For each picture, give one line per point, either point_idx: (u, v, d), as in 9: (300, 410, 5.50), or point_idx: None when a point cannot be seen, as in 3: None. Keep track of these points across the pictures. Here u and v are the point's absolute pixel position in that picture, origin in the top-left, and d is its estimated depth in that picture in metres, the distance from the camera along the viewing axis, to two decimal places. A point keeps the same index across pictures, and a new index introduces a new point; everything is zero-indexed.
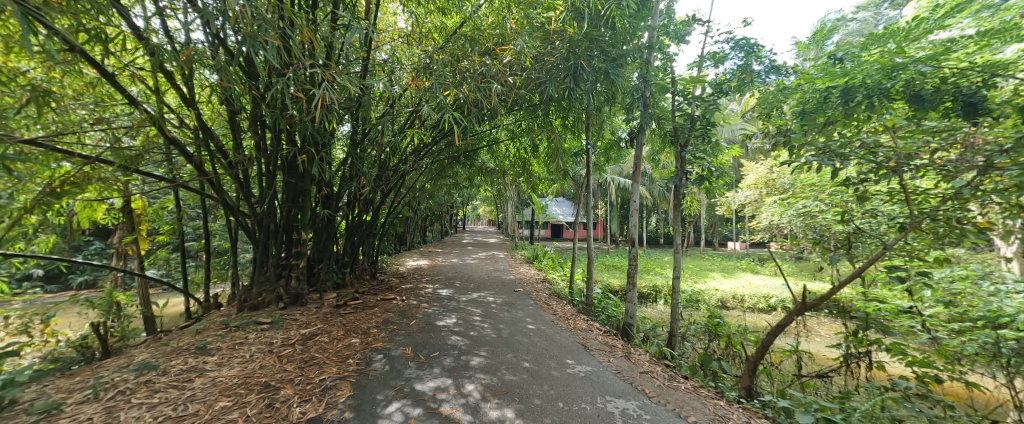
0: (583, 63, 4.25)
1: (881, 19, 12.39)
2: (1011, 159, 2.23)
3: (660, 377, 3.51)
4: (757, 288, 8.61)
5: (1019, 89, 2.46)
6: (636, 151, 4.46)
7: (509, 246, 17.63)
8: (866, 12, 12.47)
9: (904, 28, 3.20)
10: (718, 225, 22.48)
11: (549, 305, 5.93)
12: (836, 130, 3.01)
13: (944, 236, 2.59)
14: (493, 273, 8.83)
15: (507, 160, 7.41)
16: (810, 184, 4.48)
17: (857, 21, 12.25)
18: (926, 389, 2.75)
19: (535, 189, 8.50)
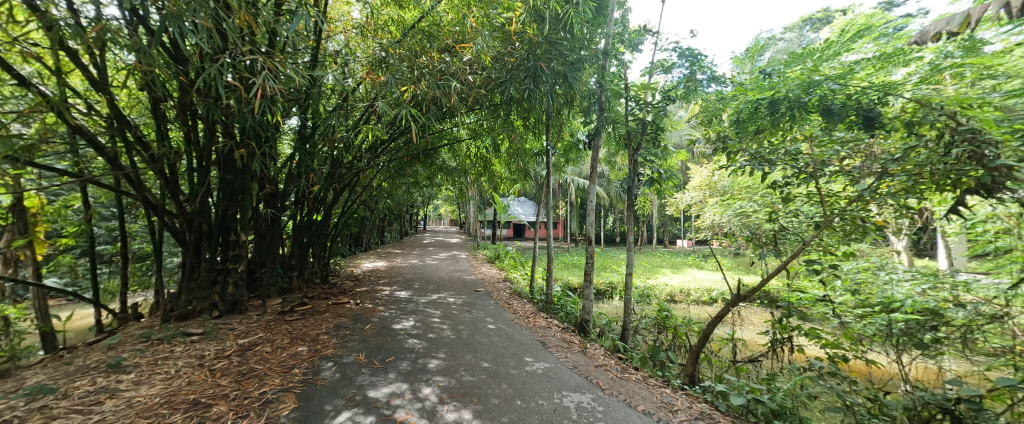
0: (542, 66, 4.33)
1: (804, 39, 13.94)
2: (900, 167, 2.62)
3: (613, 370, 3.67)
4: (702, 283, 9.32)
5: (905, 107, 2.89)
6: (593, 153, 4.64)
7: (472, 246, 17.55)
8: (791, 33, 14.00)
9: (820, 48, 3.60)
10: (666, 224, 23.96)
11: (510, 304, 5.98)
12: (766, 138, 3.37)
13: (850, 233, 2.98)
14: (453, 274, 8.71)
15: (467, 159, 7.33)
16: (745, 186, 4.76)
17: (784, 40, 13.72)
18: (836, 368, 3.13)
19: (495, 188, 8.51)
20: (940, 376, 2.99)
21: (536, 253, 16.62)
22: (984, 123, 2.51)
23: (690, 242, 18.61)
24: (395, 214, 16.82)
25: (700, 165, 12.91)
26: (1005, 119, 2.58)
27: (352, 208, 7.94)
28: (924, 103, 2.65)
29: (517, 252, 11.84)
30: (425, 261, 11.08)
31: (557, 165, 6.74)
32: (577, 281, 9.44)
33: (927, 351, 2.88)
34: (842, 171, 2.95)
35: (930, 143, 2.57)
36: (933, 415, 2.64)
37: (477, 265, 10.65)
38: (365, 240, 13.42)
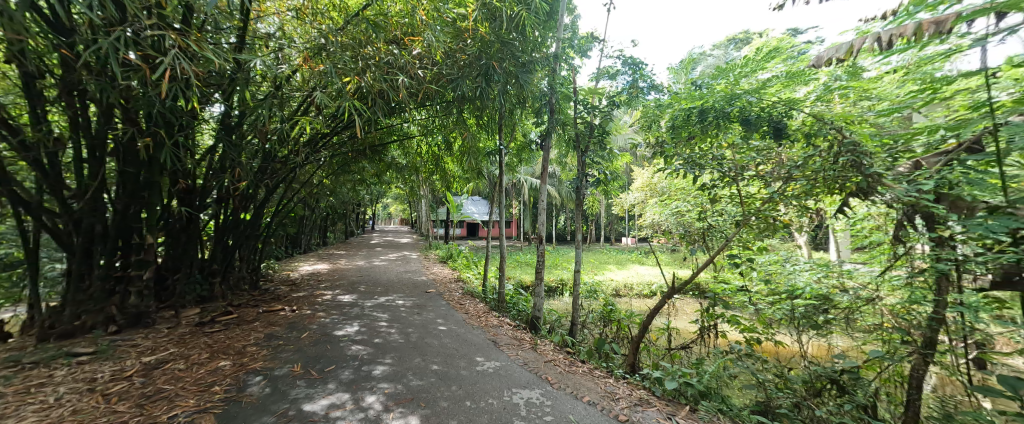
0: (494, 65, 4.32)
1: (729, 57, 15.55)
2: (802, 172, 3.08)
3: (561, 364, 3.79)
4: (643, 277, 10.01)
5: (806, 120, 3.34)
6: (544, 154, 4.75)
7: (422, 246, 17.10)
8: (718, 51, 15.59)
9: (740, 65, 3.95)
10: (611, 223, 25.30)
11: (461, 304, 5.91)
12: (697, 144, 3.72)
13: (764, 229, 3.41)
14: (402, 275, 8.39)
15: (418, 157, 7.11)
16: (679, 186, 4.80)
17: (713, 56, 15.21)
18: (752, 350, 3.55)
19: (448, 187, 8.36)
20: (829, 351, 3.52)
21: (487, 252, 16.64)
22: (861, 137, 3.02)
23: (632, 239, 19.85)
24: (339, 214, 15.84)
25: (642, 168, 13.80)
26: (877, 134, 3.20)
27: (288, 207, 7.31)
28: (819, 119, 3.10)
29: (469, 252, 11.74)
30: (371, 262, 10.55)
31: (510, 164, 6.80)
32: (529, 279, 9.61)
33: (820, 330, 3.38)
34: (758, 176, 3.35)
35: (824, 153, 3.01)
36: (824, 385, 3.10)
37: (428, 265, 10.37)
38: (305, 241, 12.47)
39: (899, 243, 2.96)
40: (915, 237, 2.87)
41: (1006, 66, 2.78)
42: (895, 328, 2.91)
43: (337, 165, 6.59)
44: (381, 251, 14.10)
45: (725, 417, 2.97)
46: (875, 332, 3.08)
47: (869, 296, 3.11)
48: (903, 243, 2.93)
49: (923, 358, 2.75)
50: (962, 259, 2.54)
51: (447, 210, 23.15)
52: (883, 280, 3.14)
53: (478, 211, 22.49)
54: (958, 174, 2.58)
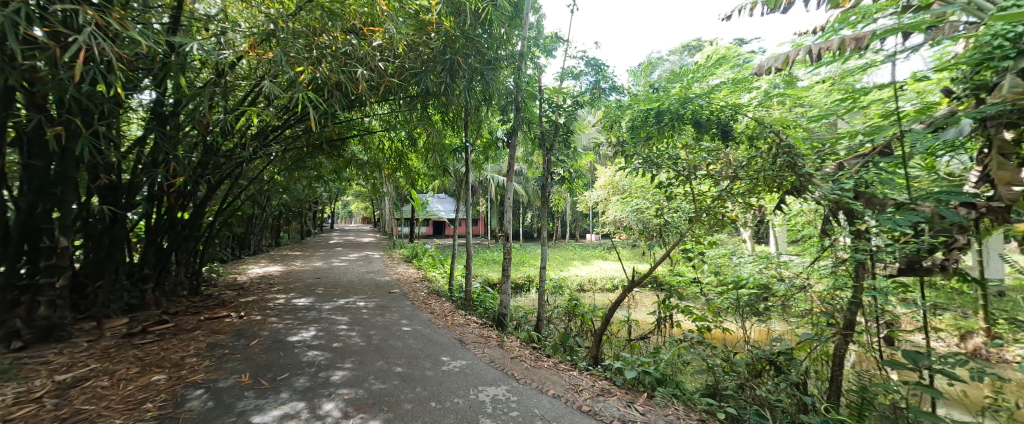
0: (459, 60, 4.29)
1: (683, 63, 16.50)
2: (746, 172, 3.32)
3: (527, 360, 3.84)
4: (606, 272, 10.39)
5: (749, 123, 3.60)
6: (510, 152, 4.76)
7: (385, 245, 16.59)
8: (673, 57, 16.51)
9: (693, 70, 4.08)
10: (575, 220, 25.94)
11: (426, 304, 5.80)
12: (655, 144, 3.91)
13: (714, 224, 3.67)
14: (363, 276, 8.06)
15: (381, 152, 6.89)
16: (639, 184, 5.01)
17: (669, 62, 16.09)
18: (703, 337, 3.81)
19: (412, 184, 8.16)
20: (768, 336, 3.86)
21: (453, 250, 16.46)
22: (795, 140, 3.33)
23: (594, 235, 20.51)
24: (293, 212, 14.94)
25: (605, 166, 14.27)
26: (808, 138, 3.54)
27: (236, 205, 6.80)
28: (760, 122, 3.36)
29: (434, 250, 11.54)
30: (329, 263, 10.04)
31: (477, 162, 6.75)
32: (496, 276, 9.63)
33: (761, 317, 3.70)
34: (709, 175, 3.59)
35: (764, 154, 3.28)
36: (764, 367, 3.39)
37: (391, 265, 10.05)
38: (255, 241, 11.63)
39: (826, 236, 3.27)
40: (839, 230, 3.22)
41: (910, 81, 3.21)
42: (821, 312, 3.24)
43: (290, 159, 6.21)
44: (340, 251, 13.49)
45: (679, 401, 3.16)
46: (806, 316, 3.41)
47: (803, 285, 3.41)
48: (829, 236, 3.27)
49: (845, 338, 3.10)
50: (875, 250, 2.89)
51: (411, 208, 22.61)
52: (815, 271, 3.37)
53: (444, 208, 22.21)
54: (873, 175, 2.93)
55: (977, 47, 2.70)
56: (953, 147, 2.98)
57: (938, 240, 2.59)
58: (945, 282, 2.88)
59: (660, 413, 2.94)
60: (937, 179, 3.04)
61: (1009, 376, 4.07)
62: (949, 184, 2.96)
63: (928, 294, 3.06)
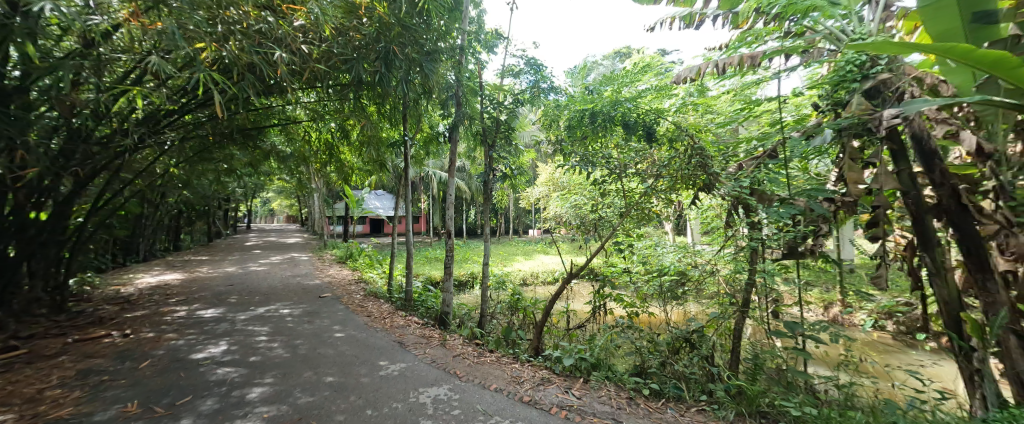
0: (395, 49, 4.05)
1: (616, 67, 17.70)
2: (667, 170, 3.71)
3: (470, 357, 3.83)
4: (547, 266, 10.86)
5: (669, 126, 3.98)
6: (452, 147, 4.68)
7: (314, 246, 15.26)
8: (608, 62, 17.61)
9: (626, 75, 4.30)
10: (515, 217, 26.37)
11: (362, 307, 5.46)
12: (590, 144, 4.15)
13: (642, 218, 4.03)
14: (287, 280, 7.30)
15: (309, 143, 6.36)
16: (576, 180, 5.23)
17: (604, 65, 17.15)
18: (631, 322, 4.14)
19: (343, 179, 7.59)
20: (685, 316, 4.31)
21: (391, 249, 15.73)
22: (706, 143, 3.78)
23: (534, 230, 21.05)
24: (197, 210, 13.00)
25: (544, 164, 14.71)
26: (716, 141, 4.03)
27: (120, 202, 5.72)
28: (678, 126, 3.74)
29: (370, 249, 10.89)
30: (244, 267, 8.92)
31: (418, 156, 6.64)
32: (438, 275, 9.41)
33: (680, 300, 4.14)
34: (637, 173, 3.91)
35: (682, 155, 3.67)
36: (681, 345, 3.80)
37: (320, 267, 9.26)
38: (147, 245, 9.91)
39: (729, 228, 3.73)
40: (738, 222, 3.67)
41: (790, 96, 3.83)
42: (726, 293, 3.73)
43: (195, 149, 5.41)
44: (259, 254, 12.08)
45: (612, 382, 3.42)
46: (715, 297, 3.90)
47: (712, 270, 3.89)
48: (731, 227, 3.71)
49: (743, 315, 3.61)
50: (765, 238, 3.40)
51: (344, 205, 21.16)
52: (721, 257, 3.85)
53: (380, 204, 21.11)
54: (764, 174, 3.46)
55: (837, 69, 3.27)
56: (820, 152, 3.64)
57: (809, 228, 3.15)
58: (814, 263, 3.51)
59: (595, 395, 3.15)
60: (809, 179, 3.68)
61: (857, 336, 5.09)
62: (817, 183, 3.61)
63: (803, 273, 3.70)
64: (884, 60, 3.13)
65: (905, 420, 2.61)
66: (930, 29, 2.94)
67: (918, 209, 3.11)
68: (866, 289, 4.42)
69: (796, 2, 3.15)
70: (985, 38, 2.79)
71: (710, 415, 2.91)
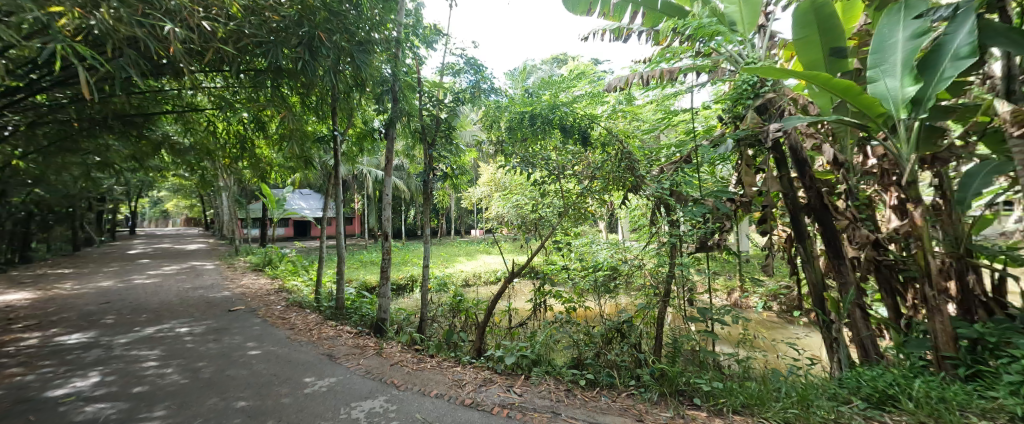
0: (321, 36, 3.69)
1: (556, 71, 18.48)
2: (600, 172, 3.97)
3: (409, 364, 3.67)
4: (489, 266, 10.89)
5: (602, 131, 4.22)
6: (388, 145, 4.46)
7: (223, 252, 13.38)
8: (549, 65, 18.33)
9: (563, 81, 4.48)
10: (456, 217, 25.96)
11: (283, 319, 4.91)
12: (530, 145, 4.25)
13: (579, 217, 4.23)
14: (184, 293, 6.27)
15: (215, 134, 5.57)
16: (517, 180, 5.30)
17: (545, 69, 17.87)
18: (569, 317, 4.32)
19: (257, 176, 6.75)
20: (616, 308, 4.55)
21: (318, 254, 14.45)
22: (633, 148, 4.11)
23: (476, 231, 20.82)
24: (59, 212, 10.58)
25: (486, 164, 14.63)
26: (642, 147, 4.41)
27: None
28: (609, 132, 4.01)
29: (294, 254, 9.87)
30: (127, 280, 7.47)
31: (349, 154, 6.21)
32: (374, 280, 8.86)
33: (612, 294, 4.42)
34: (573, 174, 4.10)
35: (613, 158, 3.94)
36: (614, 335, 4.02)
37: (230, 276, 8.12)
38: None
39: (653, 225, 4.08)
40: (661, 220, 4.05)
41: (701, 108, 4.34)
42: (651, 285, 4.08)
43: (51, 137, 4.37)
44: (147, 263, 10.22)
45: (551, 377, 3.53)
46: (642, 289, 4.23)
47: (639, 264, 4.21)
48: (655, 225, 4.08)
49: (665, 304, 3.98)
50: (682, 234, 3.80)
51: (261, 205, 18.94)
52: (647, 252, 4.19)
53: (305, 205, 19.26)
54: (681, 178, 3.85)
55: (736, 87, 3.78)
56: (724, 159, 4.17)
57: (717, 224, 3.61)
58: (720, 255, 4.03)
59: (535, 391, 3.22)
60: (715, 181, 4.20)
61: (753, 316, 5.94)
62: (722, 185, 4.14)
63: (713, 265, 4.21)
64: (770, 82, 3.70)
65: (788, 384, 3.12)
66: (801, 59, 3.56)
67: (794, 207, 3.75)
68: (759, 275, 5.18)
69: (703, 27, 3.59)
70: (838, 69, 3.46)
71: (638, 398, 3.16)
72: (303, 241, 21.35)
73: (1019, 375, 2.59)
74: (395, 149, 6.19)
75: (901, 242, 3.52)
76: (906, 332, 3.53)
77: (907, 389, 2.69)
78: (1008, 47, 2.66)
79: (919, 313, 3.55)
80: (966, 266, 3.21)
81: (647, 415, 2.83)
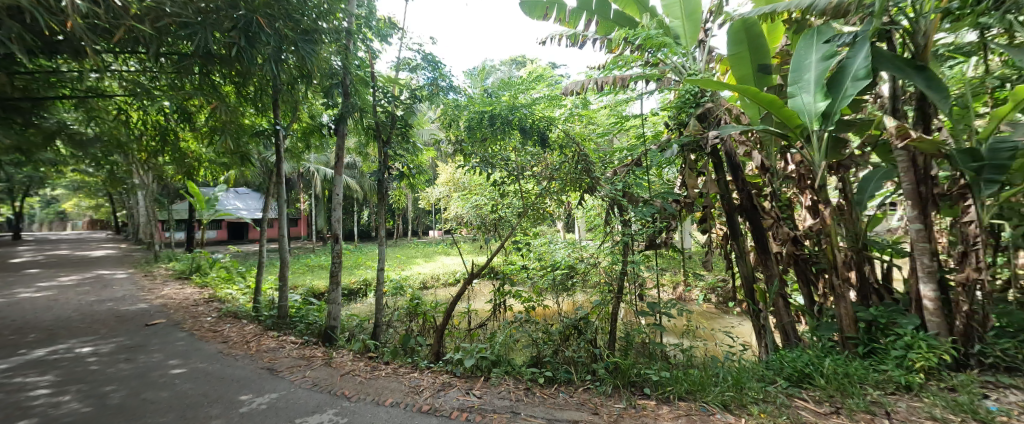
0: (261, 21, 3.30)
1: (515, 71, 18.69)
2: (559, 174, 4.05)
3: (362, 373, 3.48)
4: (448, 267, 10.71)
5: (559, 133, 4.32)
6: (339, 142, 4.23)
7: (139, 258, 11.79)
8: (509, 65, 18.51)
9: (521, 83, 4.55)
10: (412, 218, 25.19)
11: (214, 332, 4.42)
12: (489, 145, 4.26)
13: (537, 217, 4.24)
14: (87, 307, 5.41)
15: (127, 125, 4.88)
16: (477, 181, 5.26)
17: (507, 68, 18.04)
18: (528, 316, 4.36)
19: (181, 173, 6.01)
20: (573, 305, 4.65)
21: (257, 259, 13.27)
22: (588, 151, 4.25)
23: (433, 231, 20.31)
24: None
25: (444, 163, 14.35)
26: (597, 150, 4.59)
27: None
28: (567, 134, 4.11)
29: (227, 260, 8.95)
30: (9, 293, 6.30)
31: (293, 151, 5.77)
32: (322, 285, 8.30)
33: (568, 292, 4.50)
34: (532, 175, 4.13)
35: (570, 160, 4.04)
36: (570, 332, 4.09)
37: (148, 285, 7.16)
38: None
39: (607, 225, 4.23)
40: (614, 219, 4.22)
41: (649, 115, 4.61)
42: (605, 282, 4.24)
43: None
44: (38, 273, 8.72)
45: (511, 376, 3.54)
46: (597, 286, 4.36)
47: (595, 262, 4.34)
48: (609, 224, 4.24)
49: (618, 300, 4.15)
50: (634, 233, 4.00)
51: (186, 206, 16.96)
52: (601, 250, 4.34)
53: (241, 205, 17.58)
54: (632, 180, 4.06)
55: (680, 96, 4.05)
56: (670, 163, 4.46)
57: (664, 223, 3.87)
58: (667, 252, 4.30)
59: (495, 392, 3.21)
60: (662, 183, 4.47)
61: (695, 308, 6.41)
62: (668, 187, 4.42)
63: (660, 262, 4.47)
64: (709, 93, 4.01)
65: (725, 369, 3.40)
66: (734, 73, 3.93)
67: (729, 208, 4.11)
68: (700, 270, 5.61)
69: (651, 38, 3.80)
70: (764, 84, 3.85)
71: (594, 391, 3.27)
72: (238, 245, 19.49)
73: (903, 350, 3.05)
74: (347, 146, 5.86)
75: (814, 238, 3.99)
76: (819, 317, 4.01)
77: (820, 367, 3.06)
78: (894, 71, 3.10)
79: (828, 300, 4.06)
80: (863, 258, 3.72)
81: (603, 408, 2.93)
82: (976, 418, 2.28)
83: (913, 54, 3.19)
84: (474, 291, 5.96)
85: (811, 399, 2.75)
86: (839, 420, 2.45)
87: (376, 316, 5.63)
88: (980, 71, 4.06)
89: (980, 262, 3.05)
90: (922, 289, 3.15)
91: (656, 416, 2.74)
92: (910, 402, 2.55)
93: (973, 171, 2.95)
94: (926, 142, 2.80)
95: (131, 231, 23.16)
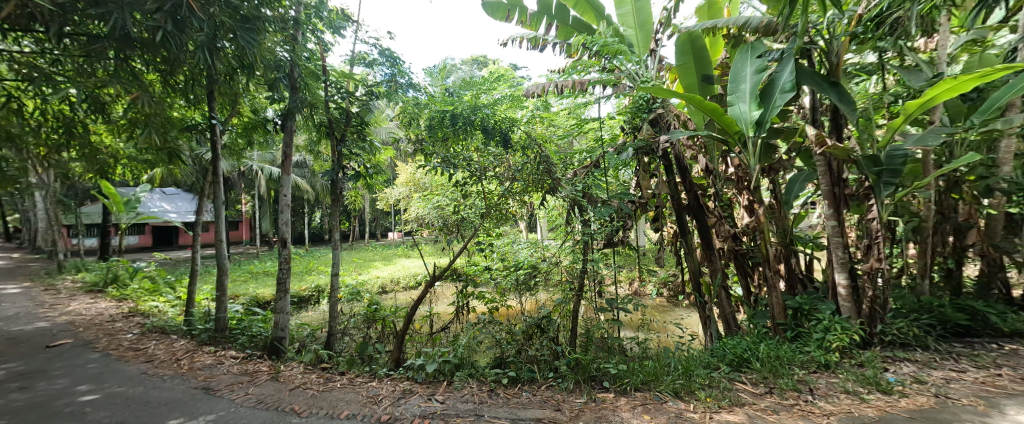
0: (195, 4, 2.97)
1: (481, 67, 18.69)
2: (520, 174, 4.06)
3: (313, 385, 3.25)
4: (408, 270, 10.44)
5: (522, 133, 4.34)
6: (287, 138, 3.95)
7: (40, 270, 10.18)
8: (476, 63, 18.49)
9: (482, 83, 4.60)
10: (367, 219, 24.12)
11: (134, 350, 3.91)
12: (451, 145, 4.22)
13: (500, 218, 4.24)
14: None
15: (21, 114, 4.17)
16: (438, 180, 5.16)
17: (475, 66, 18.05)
18: (492, 317, 4.34)
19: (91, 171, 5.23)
20: (536, 305, 4.69)
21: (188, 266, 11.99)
22: (549, 152, 4.32)
23: (391, 234, 19.49)
24: None
25: (405, 163, 13.91)
26: (558, 151, 4.70)
27: None
28: (529, 136, 4.14)
29: (153, 269, 7.98)
30: None
31: (233, 147, 5.28)
32: (267, 293, 7.67)
33: (530, 291, 4.52)
34: (494, 175, 4.10)
35: (532, 161, 4.09)
36: (533, 330, 4.11)
37: (50, 300, 6.18)
38: None
39: (568, 224, 4.32)
40: (574, 219, 4.31)
41: (606, 118, 4.78)
42: (567, 280, 4.31)
43: None
44: None
45: (474, 379, 3.50)
46: (559, 284, 4.41)
47: (556, 261, 4.40)
48: (570, 224, 4.32)
49: (579, 297, 4.26)
50: (593, 232, 4.13)
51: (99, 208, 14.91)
52: (562, 250, 4.41)
53: (169, 206, 15.79)
54: (591, 181, 4.20)
55: (633, 102, 4.23)
56: (625, 164, 4.65)
57: (621, 221, 4.05)
58: (623, 249, 4.50)
59: (458, 396, 3.15)
60: (619, 184, 4.66)
61: (649, 303, 6.75)
62: (623, 187, 4.61)
63: (618, 259, 4.64)
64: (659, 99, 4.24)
65: (677, 359, 3.62)
66: (681, 82, 4.19)
67: (679, 208, 4.36)
68: (652, 266, 5.91)
69: (607, 45, 3.93)
70: (706, 93, 4.13)
71: (556, 388, 3.33)
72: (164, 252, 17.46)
73: (823, 333, 3.43)
74: (295, 142, 5.48)
75: (750, 235, 4.36)
76: (754, 306, 4.39)
77: (756, 352, 3.35)
78: (814, 86, 3.48)
79: (762, 291, 4.45)
80: (790, 252, 4.14)
81: (564, 404, 2.99)
82: (879, 389, 2.65)
83: (828, 71, 3.61)
84: (436, 293, 5.83)
85: (749, 382, 3.00)
86: (772, 398, 2.70)
87: (329, 324, 5.29)
88: (879, 87, 4.68)
89: (881, 253, 3.40)
90: (838, 278, 3.58)
91: (615, 408, 2.85)
92: (830, 379, 2.88)
93: (875, 174, 3.39)
94: (839, 149, 3.17)
95: (26, 238, 19.91)
